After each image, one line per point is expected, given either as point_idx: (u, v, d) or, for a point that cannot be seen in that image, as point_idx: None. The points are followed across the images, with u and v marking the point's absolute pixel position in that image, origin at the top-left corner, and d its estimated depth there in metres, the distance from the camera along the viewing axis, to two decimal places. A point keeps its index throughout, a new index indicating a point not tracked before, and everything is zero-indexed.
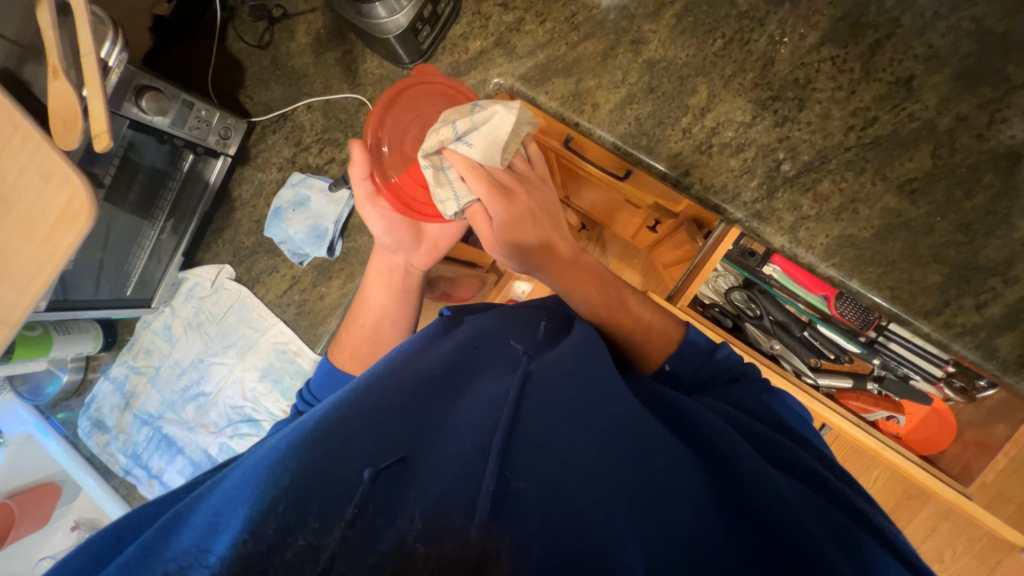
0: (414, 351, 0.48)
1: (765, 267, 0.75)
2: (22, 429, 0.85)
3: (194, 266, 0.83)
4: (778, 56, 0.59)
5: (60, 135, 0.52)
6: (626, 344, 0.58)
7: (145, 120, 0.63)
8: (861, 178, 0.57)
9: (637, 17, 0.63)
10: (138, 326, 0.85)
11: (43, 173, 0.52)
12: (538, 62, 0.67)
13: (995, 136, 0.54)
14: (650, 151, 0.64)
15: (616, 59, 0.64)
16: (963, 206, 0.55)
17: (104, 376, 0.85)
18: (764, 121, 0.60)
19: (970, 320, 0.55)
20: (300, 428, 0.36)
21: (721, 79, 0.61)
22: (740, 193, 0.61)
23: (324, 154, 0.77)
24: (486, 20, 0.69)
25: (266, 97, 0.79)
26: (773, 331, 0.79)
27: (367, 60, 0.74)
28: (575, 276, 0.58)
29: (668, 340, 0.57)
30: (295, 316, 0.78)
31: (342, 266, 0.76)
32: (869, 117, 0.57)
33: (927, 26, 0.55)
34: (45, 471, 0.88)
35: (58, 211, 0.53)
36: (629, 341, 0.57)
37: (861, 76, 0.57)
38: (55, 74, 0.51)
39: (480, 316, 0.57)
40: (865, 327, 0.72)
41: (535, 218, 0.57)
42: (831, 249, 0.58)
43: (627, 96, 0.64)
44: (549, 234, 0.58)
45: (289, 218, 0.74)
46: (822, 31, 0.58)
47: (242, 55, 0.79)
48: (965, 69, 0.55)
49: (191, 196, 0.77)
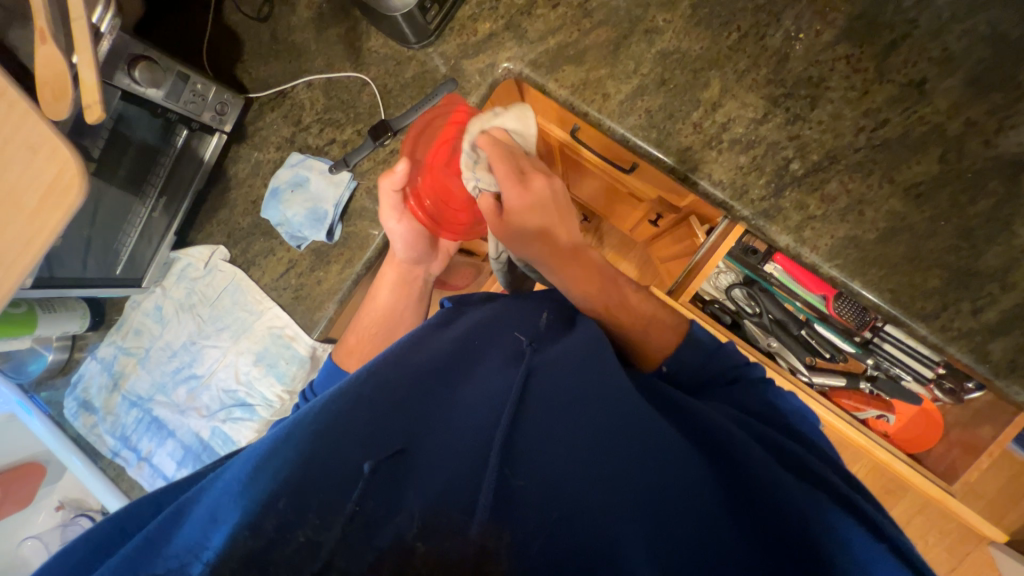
0: (415, 342, 0.47)
1: (766, 265, 0.75)
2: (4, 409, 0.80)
3: (186, 246, 0.81)
4: (793, 53, 0.58)
5: (48, 104, 0.49)
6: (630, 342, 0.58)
7: (141, 93, 0.61)
8: (868, 180, 0.57)
9: (652, 6, 0.62)
10: (126, 307, 0.82)
11: (30, 144, 0.50)
12: (549, 49, 0.66)
13: (1002, 142, 0.54)
14: (660, 144, 0.63)
15: (629, 48, 0.63)
16: (966, 211, 0.55)
17: (91, 357, 0.83)
18: (776, 118, 0.59)
19: (966, 324, 0.56)
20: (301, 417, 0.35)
21: (734, 74, 0.60)
22: (748, 191, 0.60)
23: (324, 134, 0.75)
24: (497, 2, 0.67)
25: (264, 73, 0.76)
26: (771, 329, 0.80)
27: (371, 39, 0.72)
28: (575, 270, 0.58)
29: (670, 337, 0.57)
30: (291, 300, 0.76)
31: (340, 251, 0.74)
32: (880, 119, 0.57)
33: (943, 28, 0.55)
34: (28, 450, 0.84)
35: (47, 185, 0.50)
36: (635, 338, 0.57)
37: (873, 77, 0.57)
38: (43, 38, 0.48)
39: (480, 307, 0.57)
40: (862, 327, 0.73)
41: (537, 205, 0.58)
42: (835, 250, 0.59)
43: (639, 87, 0.63)
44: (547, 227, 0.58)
45: (288, 201, 0.73)
46: (838, 28, 0.57)
47: (239, 28, 0.76)
48: (977, 74, 0.55)
49: (184, 173, 0.74)
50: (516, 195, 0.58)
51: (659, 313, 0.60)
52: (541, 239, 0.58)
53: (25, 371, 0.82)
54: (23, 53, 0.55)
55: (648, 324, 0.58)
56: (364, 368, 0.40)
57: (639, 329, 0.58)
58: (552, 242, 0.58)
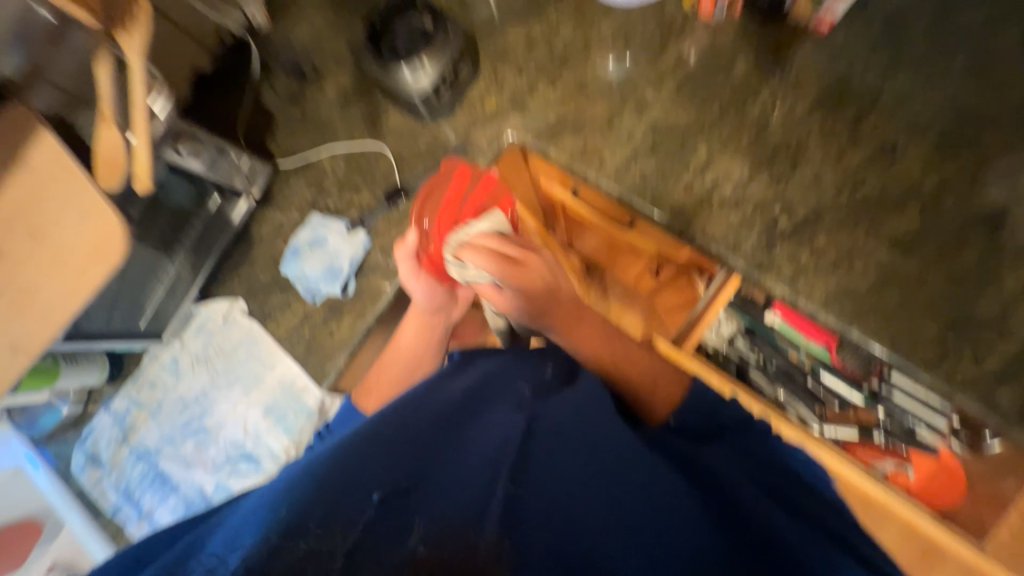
0: (430, 386, 0.49)
1: (767, 313, 0.76)
2: (12, 464, 0.80)
3: (208, 301, 0.84)
4: (770, 122, 0.64)
5: (104, 176, 0.56)
6: (634, 404, 0.58)
7: (179, 165, 0.67)
8: (855, 233, 0.60)
9: (640, 85, 0.69)
10: (143, 359, 0.85)
11: (81, 209, 0.55)
12: (549, 121, 0.73)
13: (976, 197, 0.58)
14: (655, 203, 0.67)
15: (621, 119, 0.70)
16: (953, 261, 0.58)
17: (104, 409, 0.84)
18: (761, 178, 0.64)
19: (971, 372, 0.56)
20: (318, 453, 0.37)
21: (719, 140, 0.66)
22: (741, 244, 0.64)
23: (343, 197, 0.81)
24: (502, 83, 0.75)
25: (292, 144, 0.84)
26: (777, 377, 0.80)
27: (389, 115, 0.80)
28: (586, 332, 0.61)
29: (671, 398, 0.58)
30: (304, 353, 0.79)
31: (354, 304, 0.78)
32: (858, 178, 0.61)
33: (904, 100, 0.61)
34: (25, 509, 0.80)
35: (92, 245, 0.55)
36: (636, 396, 0.58)
37: (848, 141, 0.62)
38: (106, 122, 0.55)
39: (489, 359, 0.58)
40: (867, 376, 0.73)
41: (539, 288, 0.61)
42: (831, 299, 0.60)
43: (632, 152, 0.69)
44: (556, 291, 0.61)
45: (306, 258, 0.78)
46: (810, 101, 0.64)
47: (273, 107, 0.85)
48: (943, 137, 0.60)
49: (213, 238, 0.79)
50: (517, 274, 0.61)
51: (659, 374, 0.62)
52: (551, 311, 0.61)
53: (34, 423, 0.82)
54: (86, 132, 0.62)
55: (654, 382, 0.60)
56: (379, 408, 0.43)
57: (644, 392, 0.59)
58: (561, 310, 0.61)
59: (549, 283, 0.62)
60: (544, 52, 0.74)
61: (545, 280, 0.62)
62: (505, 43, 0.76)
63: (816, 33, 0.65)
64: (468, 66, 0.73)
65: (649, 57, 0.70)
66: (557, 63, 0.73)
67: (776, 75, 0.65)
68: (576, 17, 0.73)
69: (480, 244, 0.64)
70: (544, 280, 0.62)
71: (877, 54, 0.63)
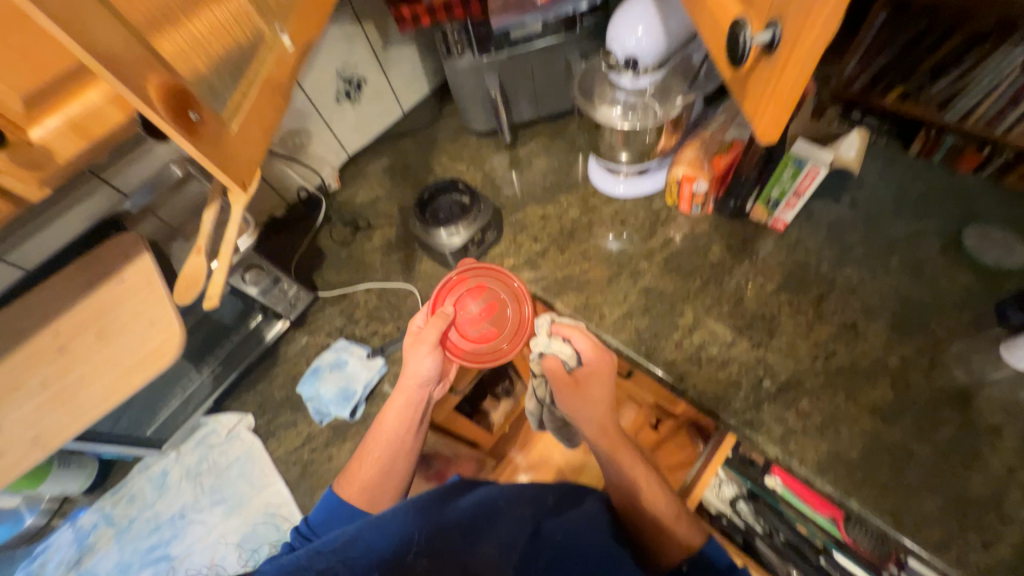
0: (438, 499, 0.52)
1: (766, 477, 0.73)
2: None
3: (218, 412, 0.86)
4: (746, 296, 0.76)
5: (180, 291, 0.65)
6: (650, 538, 0.62)
7: (242, 287, 0.79)
8: (834, 401, 0.65)
9: (634, 258, 0.84)
10: (129, 469, 0.83)
11: (151, 318, 0.64)
12: (557, 279, 0.86)
13: (939, 376, 0.64)
14: (649, 356, 0.74)
15: (619, 283, 0.82)
16: (934, 437, 0.61)
17: (69, 522, 0.80)
18: (743, 343, 0.72)
19: (982, 559, 0.54)
20: (356, 530, 0.47)
21: (703, 307, 0.76)
22: (731, 401, 0.68)
23: (369, 326, 0.91)
24: (520, 246, 0.91)
25: (335, 278, 0.98)
26: (786, 552, 0.76)
27: (422, 262, 0.94)
28: (628, 459, 0.66)
29: (691, 538, 0.61)
30: (297, 477, 0.79)
31: (357, 428, 0.80)
32: (829, 350, 0.69)
33: (856, 288, 0.73)
34: None
35: (148, 350, 0.62)
36: (653, 532, 0.62)
37: (814, 317, 0.72)
38: (198, 251, 0.67)
39: (490, 488, 0.57)
40: (885, 561, 0.66)
41: (598, 383, 0.68)
42: (823, 464, 0.62)
43: (628, 311, 0.79)
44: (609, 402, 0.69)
45: (324, 378, 0.83)
46: (776, 282, 0.76)
47: (326, 248, 1.02)
48: (896, 322, 0.69)
49: (244, 351, 0.86)
50: (593, 371, 0.68)
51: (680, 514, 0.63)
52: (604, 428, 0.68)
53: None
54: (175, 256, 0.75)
55: (677, 518, 0.62)
56: (394, 511, 0.49)
57: (660, 529, 0.62)
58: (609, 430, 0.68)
59: (607, 384, 0.68)
60: (556, 227, 0.91)
61: (604, 378, 0.68)
62: (525, 217, 0.94)
63: (772, 229, 0.81)
64: (494, 232, 0.90)
65: (641, 237, 0.86)
66: (566, 235, 0.90)
67: (745, 260, 0.79)
68: (583, 203, 0.93)
69: (569, 333, 0.68)
70: (601, 378, 0.68)
71: (827, 251, 0.77)
